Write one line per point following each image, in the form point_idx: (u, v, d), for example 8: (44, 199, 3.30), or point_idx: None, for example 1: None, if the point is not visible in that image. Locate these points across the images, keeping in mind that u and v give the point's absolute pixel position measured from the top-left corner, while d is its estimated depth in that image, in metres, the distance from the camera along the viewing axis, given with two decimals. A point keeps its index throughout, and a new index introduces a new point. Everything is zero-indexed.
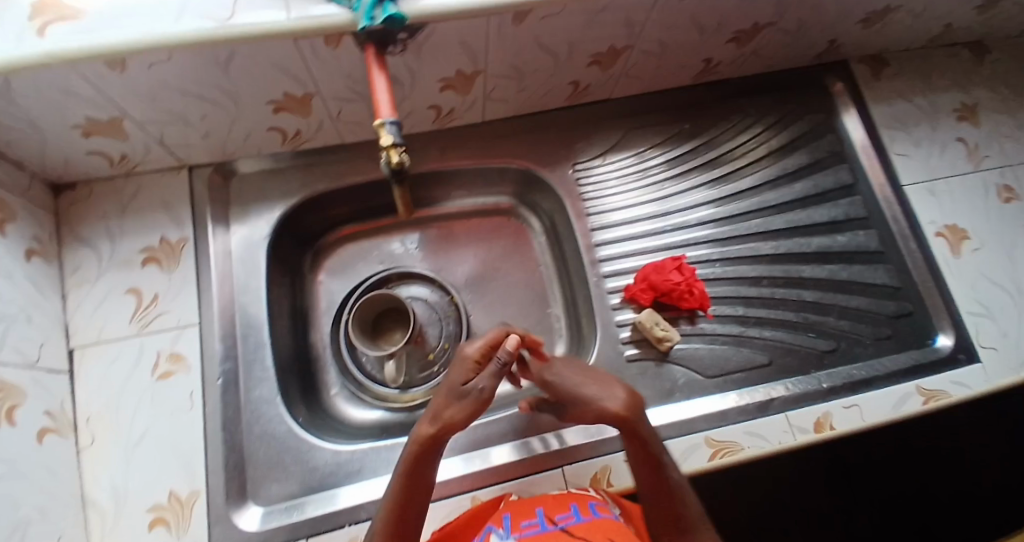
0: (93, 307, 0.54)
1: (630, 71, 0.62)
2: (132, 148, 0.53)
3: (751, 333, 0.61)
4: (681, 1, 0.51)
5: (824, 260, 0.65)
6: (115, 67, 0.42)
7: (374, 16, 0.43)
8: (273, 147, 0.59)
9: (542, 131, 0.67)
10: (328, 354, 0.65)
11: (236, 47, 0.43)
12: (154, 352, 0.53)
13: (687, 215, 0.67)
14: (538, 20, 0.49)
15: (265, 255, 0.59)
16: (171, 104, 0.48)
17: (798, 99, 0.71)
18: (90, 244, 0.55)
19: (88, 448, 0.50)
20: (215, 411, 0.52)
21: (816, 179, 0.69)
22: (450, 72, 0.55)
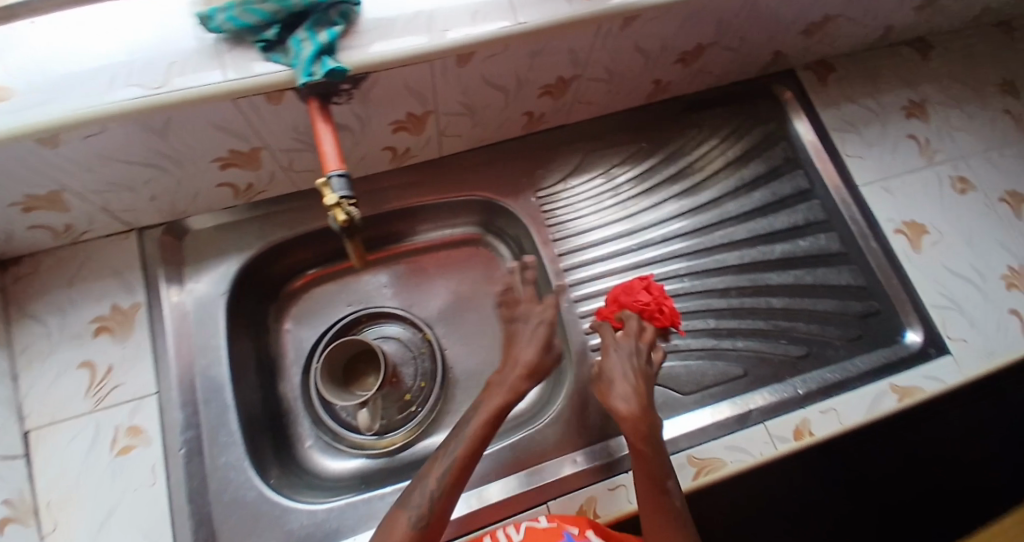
0: (46, 385, 0.51)
1: (582, 98, 0.63)
2: (77, 218, 0.52)
3: (724, 345, 0.61)
4: (621, 33, 0.52)
5: (788, 266, 0.66)
6: (48, 144, 0.41)
7: (313, 71, 0.43)
8: (226, 201, 0.58)
9: (502, 161, 0.67)
10: (300, 405, 0.63)
11: (171, 113, 0.42)
12: (112, 427, 0.50)
13: (653, 232, 0.68)
14: (482, 61, 0.50)
15: (223, 311, 0.57)
16: (112, 173, 0.47)
17: (750, 110, 0.73)
18: (39, 320, 0.53)
19: (53, 533, 0.47)
20: (181, 482, 0.49)
21: (773, 187, 0.70)
22: (401, 115, 0.54)
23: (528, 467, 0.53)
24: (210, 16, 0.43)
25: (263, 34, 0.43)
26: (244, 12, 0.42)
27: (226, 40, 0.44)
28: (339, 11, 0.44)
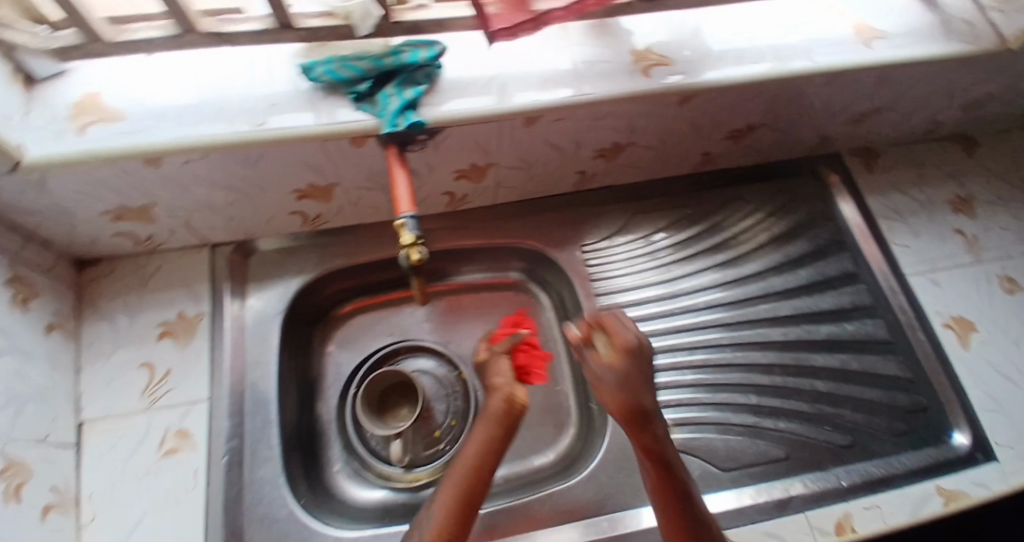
0: (105, 381, 0.55)
1: (631, 162, 0.67)
2: (159, 230, 0.57)
3: (765, 424, 0.62)
4: (678, 110, 0.56)
5: (835, 349, 0.67)
6: (152, 164, 0.44)
7: (397, 123, 0.47)
8: (294, 228, 0.63)
9: (550, 214, 0.71)
10: (333, 428, 0.65)
11: (266, 149, 0.46)
12: (163, 428, 0.53)
13: (696, 298, 0.70)
14: (547, 123, 0.54)
15: (277, 330, 0.60)
16: (200, 194, 0.51)
17: (794, 188, 0.76)
18: (109, 319, 0.57)
19: (88, 527, 0.49)
20: (218, 492, 0.52)
21: (820, 267, 0.71)
22: (465, 164, 0.58)
23: (558, 522, 0.55)
24: (310, 68, 0.48)
25: (356, 87, 0.48)
26: (342, 67, 0.47)
27: (322, 89, 0.49)
28: (424, 72, 0.50)
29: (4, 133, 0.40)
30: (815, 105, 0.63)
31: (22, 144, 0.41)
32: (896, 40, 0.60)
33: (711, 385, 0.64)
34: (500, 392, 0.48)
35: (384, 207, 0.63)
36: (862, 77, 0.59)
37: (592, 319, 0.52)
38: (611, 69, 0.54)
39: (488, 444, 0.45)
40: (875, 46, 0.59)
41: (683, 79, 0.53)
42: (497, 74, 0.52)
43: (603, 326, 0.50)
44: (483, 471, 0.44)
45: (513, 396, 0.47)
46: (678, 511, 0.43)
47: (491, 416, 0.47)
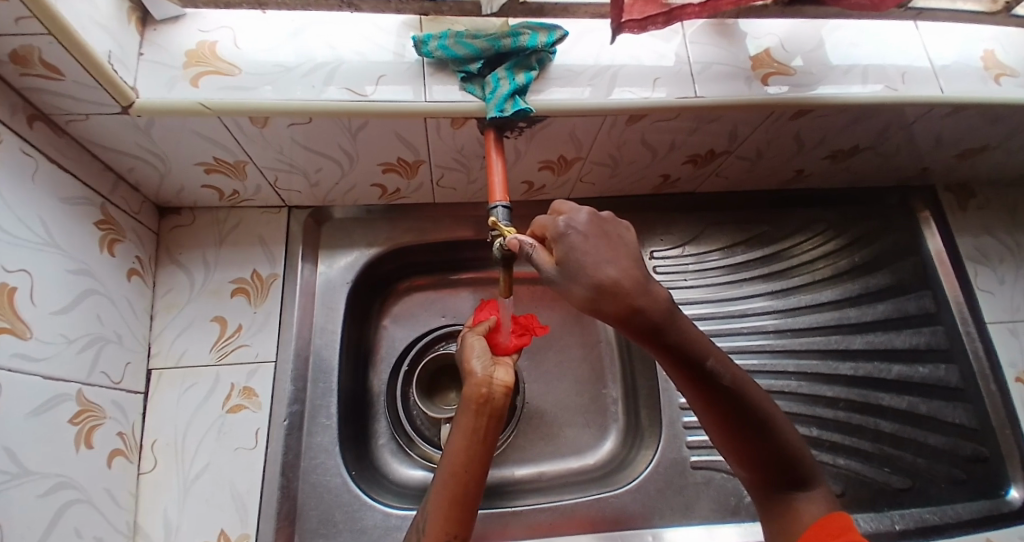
0: (179, 330, 0.55)
1: (721, 171, 0.64)
2: (244, 187, 0.56)
3: (824, 457, 0.60)
4: (785, 125, 0.54)
5: (904, 390, 0.65)
6: (257, 123, 0.45)
7: (504, 108, 0.46)
8: (371, 199, 0.62)
9: (623, 215, 0.69)
10: (383, 403, 0.65)
11: (371, 119, 0.46)
12: (229, 384, 0.54)
13: (762, 319, 0.68)
14: (650, 123, 0.51)
15: (344, 299, 0.61)
16: (293, 157, 0.51)
17: (880, 217, 0.73)
18: (184, 269, 0.58)
19: (149, 473, 0.50)
20: (277, 454, 0.52)
21: (899, 303, 0.69)
22: (553, 156, 0.56)
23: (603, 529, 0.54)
24: (424, 41, 0.46)
25: (468, 66, 0.47)
26: (456, 44, 0.46)
27: (432, 64, 0.48)
28: (538, 58, 0.48)
29: (125, 74, 0.41)
30: (922, 137, 0.60)
31: (136, 86, 0.43)
32: None
33: None
34: (473, 377, 0.46)
35: (462, 189, 0.62)
36: (975, 114, 0.56)
37: (636, 297, 0.38)
38: (727, 72, 0.51)
39: (471, 440, 0.45)
40: (1003, 84, 0.55)
41: (792, 92, 0.51)
42: (603, 65, 0.50)
43: (635, 303, 0.38)
44: (474, 466, 0.44)
45: (490, 384, 0.46)
46: (764, 459, 0.42)
47: (468, 404, 0.46)
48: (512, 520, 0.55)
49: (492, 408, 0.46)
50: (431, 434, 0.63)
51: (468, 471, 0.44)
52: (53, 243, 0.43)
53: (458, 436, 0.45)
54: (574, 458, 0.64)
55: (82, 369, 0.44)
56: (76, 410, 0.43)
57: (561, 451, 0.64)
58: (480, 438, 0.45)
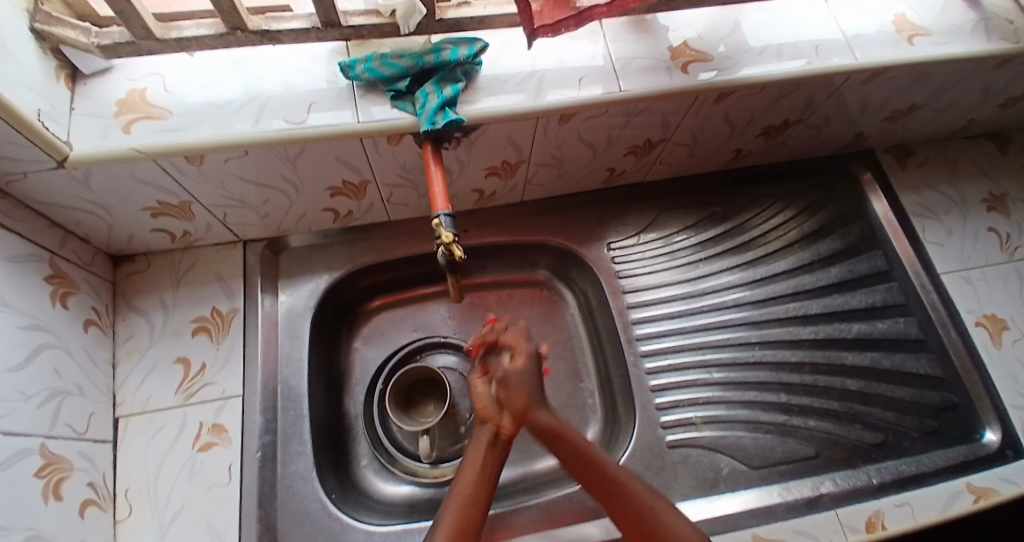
0: (143, 376, 0.55)
1: (664, 158, 0.67)
2: (195, 226, 0.57)
3: (796, 422, 0.62)
4: (714, 108, 0.56)
5: (865, 347, 0.67)
6: (194, 161, 0.46)
7: (435, 121, 0.47)
8: (325, 224, 0.63)
9: (578, 211, 0.71)
10: (361, 423, 0.65)
11: (307, 145, 0.47)
12: (197, 423, 0.54)
13: (723, 295, 0.70)
14: (582, 120, 0.53)
15: (309, 324, 0.61)
16: (238, 190, 0.52)
17: (825, 186, 0.75)
18: (144, 314, 0.58)
19: (125, 523, 0.49)
20: (253, 486, 0.52)
21: (849, 264, 0.71)
22: (496, 162, 0.58)
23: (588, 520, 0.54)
24: (351, 65, 0.48)
25: (396, 84, 0.49)
26: (382, 65, 0.48)
27: (361, 86, 0.49)
28: (463, 69, 0.50)
29: (57, 130, 0.42)
30: (851, 103, 0.62)
31: (70, 139, 0.43)
32: (940, 37, 0.59)
33: (738, 384, 0.64)
34: (488, 420, 0.49)
35: (414, 204, 0.64)
36: (898, 75, 0.58)
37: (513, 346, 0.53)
38: (650, 64, 0.53)
39: (482, 466, 0.46)
40: (917, 44, 0.58)
41: (718, 76, 0.53)
42: (533, 70, 0.52)
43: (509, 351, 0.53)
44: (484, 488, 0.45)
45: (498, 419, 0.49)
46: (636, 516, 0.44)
47: (483, 436, 0.49)
48: (498, 523, 0.55)
49: (500, 452, 0.48)
50: (411, 448, 0.64)
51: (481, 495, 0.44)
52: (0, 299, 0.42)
53: (471, 460, 0.47)
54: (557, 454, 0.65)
55: (45, 423, 0.44)
56: (41, 464, 0.43)
57: (541, 449, 0.65)
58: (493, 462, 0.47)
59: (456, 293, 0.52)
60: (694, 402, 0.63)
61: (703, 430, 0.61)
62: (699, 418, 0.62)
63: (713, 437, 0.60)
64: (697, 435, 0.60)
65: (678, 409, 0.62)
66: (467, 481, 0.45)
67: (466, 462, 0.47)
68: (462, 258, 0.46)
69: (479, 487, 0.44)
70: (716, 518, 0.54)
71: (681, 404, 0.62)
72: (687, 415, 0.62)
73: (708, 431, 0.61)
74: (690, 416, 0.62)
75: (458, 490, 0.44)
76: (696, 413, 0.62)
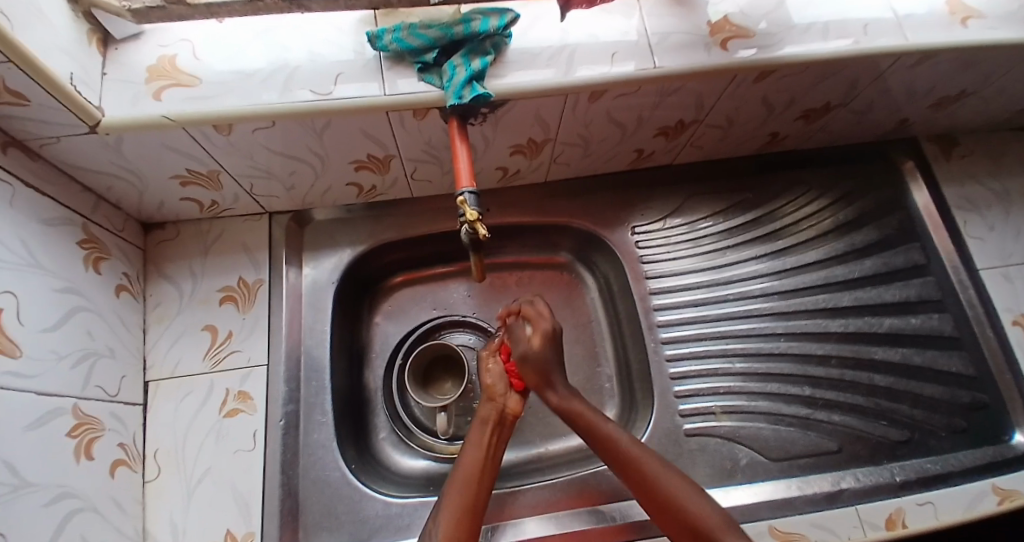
0: (171, 342, 0.57)
1: (695, 141, 0.64)
2: (222, 197, 0.58)
3: (818, 416, 0.61)
4: (751, 88, 0.54)
5: (897, 343, 0.65)
6: (222, 130, 0.46)
7: (462, 95, 0.46)
8: (349, 199, 0.63)
9: (602, 194, 0.70)
10: (380, 396, 0.66)
11: (334, 117, 0.47)
12: (223, 389, 0.55)
13: (748, 284, 0.68)
14: (612, 98, 0.51)
15: (332, 298, 0.62)
16: (263, 161, 0.52)
17: (864, 174, 0.72)
18: (173, 282, 0.59)
19: (154, 482, 0.51)
20: (275, 452, 0.53)
21: (885, 257, 0.68)
22: (522, 140, 0.57)
23: (602, 503, 0.55)
24: (378, 36, 0.47)
25: (423, 57, 0.47)
26: (410, 35, 0.46)
27: (388, 59, 0.49)
28: (492, 42, 0.48)
29: (89, 95, 0.43)
30: (898, 87, 0.59)
31: (101, 105, 0.44)
32: (1001, 18, 0.55)
33: (760, 375, 0.63)
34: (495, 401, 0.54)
35: (437, 181, 0.63)
36: (952, 58, 0.54)
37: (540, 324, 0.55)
38: (686, 40, 0.51)
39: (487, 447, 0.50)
40: (969, 28, 0.54)
41: (758, 54, 0.50)
42: (562, 45, 0.50)
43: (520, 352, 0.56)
44: (489, 466, 0.49)
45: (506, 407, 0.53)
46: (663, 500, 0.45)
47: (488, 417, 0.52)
48: (512, 500, 0.55)
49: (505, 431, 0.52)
50: (428, 423, 0.65)
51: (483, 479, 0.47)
52: (35, 262, 0.43)
53: (475, 445, 0.50)
54: (572, 436, 0.65)
55: (77, 383, 0.46)
56: (73, 423, 0.45)
57: (557, 431, 0.65)
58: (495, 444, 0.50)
59: (479, 275, 0.52)
60: (714, 391, 0.62)
61: (721, 420, 0.60)
62: (717, 408, 0.61)
63: (731, 427, 0.59)
64: (715, 425, 0.59)
65: (697, 397, 0.61)
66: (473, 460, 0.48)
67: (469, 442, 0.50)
68: (486, 238, 0.45)
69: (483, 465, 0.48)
70: (732, 507, 0.54)
71: (700, 392, 0.61)
72: (705, 404, 0.61)
73: (726, 421, 0.60)
74: (708, 405, 0.61)
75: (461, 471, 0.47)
76: (715, 402, 0.61)
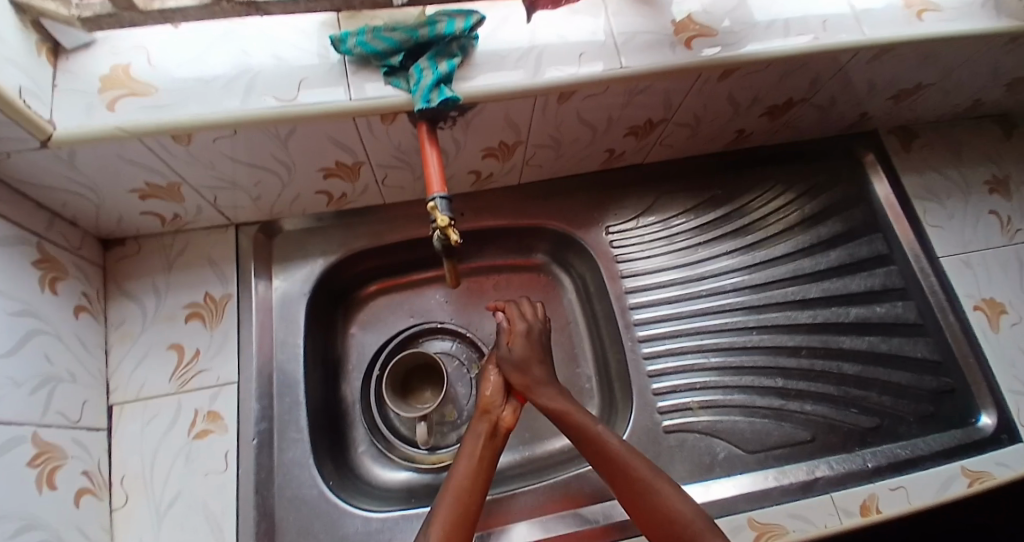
0: (135, 363, 0.54)
1: (664, 140, 0.65)
2: (185, 209, 0.56)
3: (793, 407, 0.62)
4: (718, 86, 0.55)
5: (864, 331, 0.67)
6: (181, 140, 0.44)
7: (430, 98, 0.46)
8: (319, 207, 0.62)
9: (575, 194, 0.70)
10: (358, 408, 0.65)
11: (299, 124, 0.46)
12: (192, 409, 0.53)
13: (720, 280, 0.69)
14: (580, 99, 0.52)
15: (304, 309, 0.61)
16: (228, 171, 0.51)
17: (827, 168, 0.74)
18: (135, 299, 0.57)
19: (120, 509, 0.49)
20: (249, 472, 0.52)
21: (851, 248, 0.70)
22: (493, 142, 0.56)
23: (585, 504, 0.54)
24: (342, 40, 0.46)
25: (388, 60, 0.47)
26: (374, 38, 0.46)
27: (353, 63, 0.48)
28: (459, 44, 0.48)
29: (40, 108, 0.40)
30: (856, 81, 0.61)
31: (53, 118, 0.42)
32: (949, 14, 0.57)
33: (735, 368, 0.64)
34: (488, 413, 0.53)
35: (409, 187, 0.62)
36: (906, 52, 0.56)
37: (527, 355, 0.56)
38: (653, 40, 0.52)
39: (478, 458, 0.48)
40: (926, 20, 0.56)
41: (721, 52, 0.51)
42: (529, 46, 0.50)
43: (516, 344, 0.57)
44: (480, 477, 0.47)
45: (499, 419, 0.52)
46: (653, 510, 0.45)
47: (479, 431, 0.51)
48: (494, 508, 0.54)
49: (497, 445, 0.51)
50: (408, 433, 0.64)
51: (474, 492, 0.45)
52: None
53: (466, 457, 0.48)
54: (554, 439, 0.65)
55: (37, 410, 0.44)
56: (34, 451, 0.42)
57: (539, 435, 0.65)
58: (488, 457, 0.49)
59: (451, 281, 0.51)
60: (691, 387, 0.62)
61: (699, 415, 0.60)
62: (695, 403, 0.61)
63: (709, 421, 0.60)
64: (693, 420, 0.60)
65: (675, 394, 0.62)
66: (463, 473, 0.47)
67: (462, 453, 0.49)
68: (458, 242, 0.45)
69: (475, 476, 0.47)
70: (714, 500, 0.54)
71: (678, 389, 0.62)
72: (683, 400, 0.61)
73: (705, 416, 0.60)
74: (687, 401, 0.61)
75: (454, 481, 0.46)
76: (693, 398, 0.62)
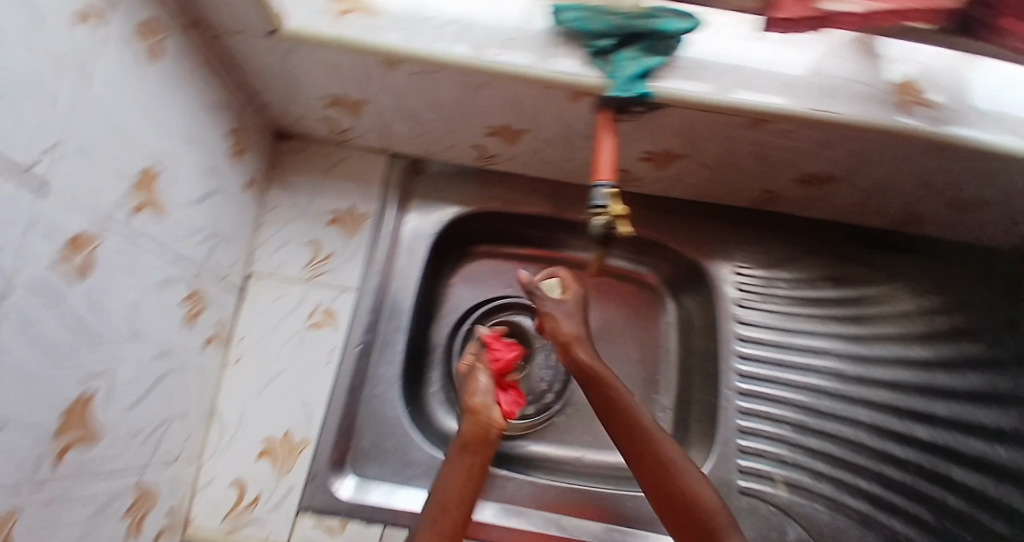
0: (277, 245, 0.60)
1: (829, 197, 0.61)
2: (357, 126, 0.60)
3: (881, 519, 0.57)
4: (919, 160, 0.50)
5: (978, 468, 0.58)
6: (387, 65, 0.47)
7: (627, 89, 0.45)
8: (466, 159, 0.65)
9: (710, 222, 0.67)
10: (439, 354, 0.68)
11: (494, 80, 0.48)
12: (314, 302, 0.58)
13: (840, 359, 0.64)
14: (771, 130, 0.49)
15: (427, 247, 0.64)
16: (410, 104, 0.54)
17: (1004, 282, 0.65)
18: (291, 191, 0.62)
19: (234, 365, 0.55)
20: (347, 374, 0.56)
21: (997, 376, 0.61)
22: (658, 148, 0.55)
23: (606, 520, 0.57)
24: (558, 11, 0.47)
25: (597, 41, 0.47)
26: (591, 18, 0.46)
27: (560, 34, 0.49)
28: (667, 44, 0.47)
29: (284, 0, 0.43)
30: None
31: (287, 7, 0.44)
32: None
33: (830, 456, 0.60)
34: (477, 415, 0.52)
35: (556, 165, 0.63)
36: None
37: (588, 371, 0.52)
38: (866, 92, 0.48)
39: (468, 477, 0.48)
40: None
41: (939, 126, 0.46)
42: (829, 110, 0.46)
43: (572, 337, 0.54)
44: (468, 491, 0.48)
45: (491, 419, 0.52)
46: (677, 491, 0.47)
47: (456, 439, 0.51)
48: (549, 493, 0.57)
49: (484, 452, 0.51)
50: None
51: (463, 510, 0.46)
52: (179, 117, 0.44)
53: (459, 465, 0.49)
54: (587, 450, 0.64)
55: (201, 259, 0.49)
56: (188, 293, 0.47)
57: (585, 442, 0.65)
58: (478, 472, 0.49)
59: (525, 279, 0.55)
60: (779, 459, 0.60)
61: (779, 489, 0.58)
62: (778, 476, 0.59)
63: (788, 500, 0.58)
64: (772, 492, 0.58)
65: (760, 460, 0.59)
66: (455, 487, 0.47)
67: (450, 463, 0.50)
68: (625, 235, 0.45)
69: (464, 494, 0.47)
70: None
71: (764, 455, 0.60)
72: (767, 469, 0.59)
73: (784, 493, 0.58)
74: (771, 471, 0.59)
75: (444, 493, 0.47)
76: (778, 470, 0.59)
